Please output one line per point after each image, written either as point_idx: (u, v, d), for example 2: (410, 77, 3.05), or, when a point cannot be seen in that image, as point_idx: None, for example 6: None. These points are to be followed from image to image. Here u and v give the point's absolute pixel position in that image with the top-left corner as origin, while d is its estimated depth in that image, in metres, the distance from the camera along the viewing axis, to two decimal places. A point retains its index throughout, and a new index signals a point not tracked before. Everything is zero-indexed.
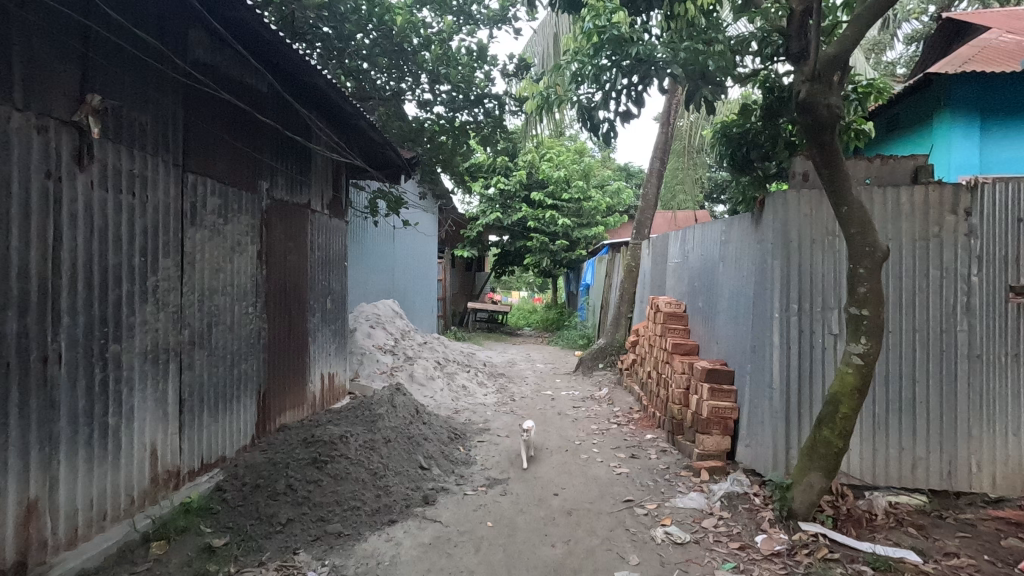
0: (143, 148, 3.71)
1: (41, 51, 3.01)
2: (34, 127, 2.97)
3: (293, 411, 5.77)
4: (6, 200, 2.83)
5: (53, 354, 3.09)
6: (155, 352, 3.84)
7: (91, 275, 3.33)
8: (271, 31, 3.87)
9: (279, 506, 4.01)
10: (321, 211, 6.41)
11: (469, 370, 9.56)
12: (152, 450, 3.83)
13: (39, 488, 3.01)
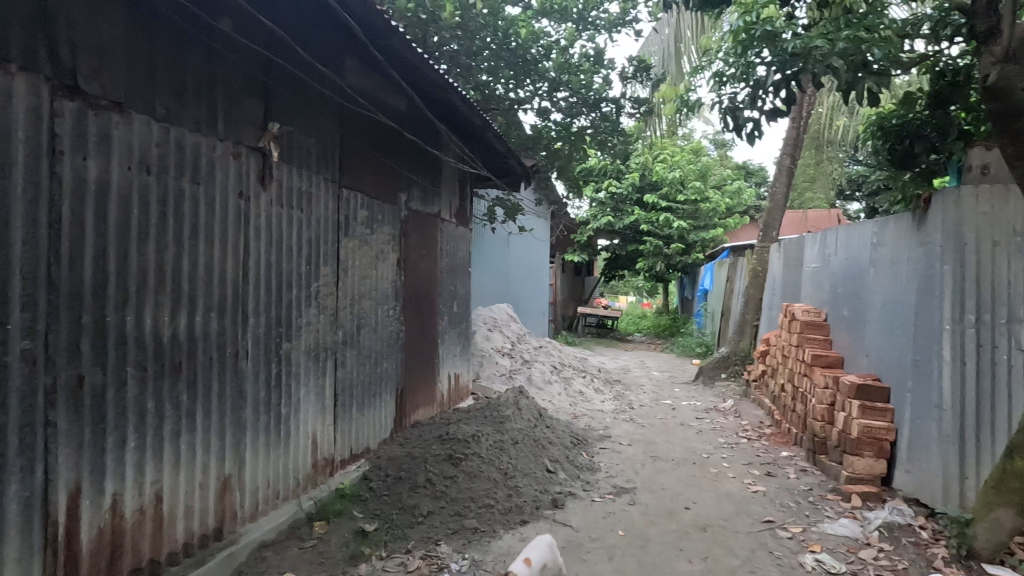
0: (309, 167, 4.16)
1: (237, 89, 3.49)
2: (232, 154, 3.44)
3: (424, 409, 6.13)
4: (212, 218, 3.31)
5: (242, 350, 3.56)
6: (316, 350, 4.28)
7: (270, 281, 3.79)
8: (418, 55, 4.16)
9: (419, 498, 4.26)
10: (449, 219, 6.74)
11: (585, 376, 9.53)
12: (313, 439, 4.26)
13: (231, 466, 3.49)
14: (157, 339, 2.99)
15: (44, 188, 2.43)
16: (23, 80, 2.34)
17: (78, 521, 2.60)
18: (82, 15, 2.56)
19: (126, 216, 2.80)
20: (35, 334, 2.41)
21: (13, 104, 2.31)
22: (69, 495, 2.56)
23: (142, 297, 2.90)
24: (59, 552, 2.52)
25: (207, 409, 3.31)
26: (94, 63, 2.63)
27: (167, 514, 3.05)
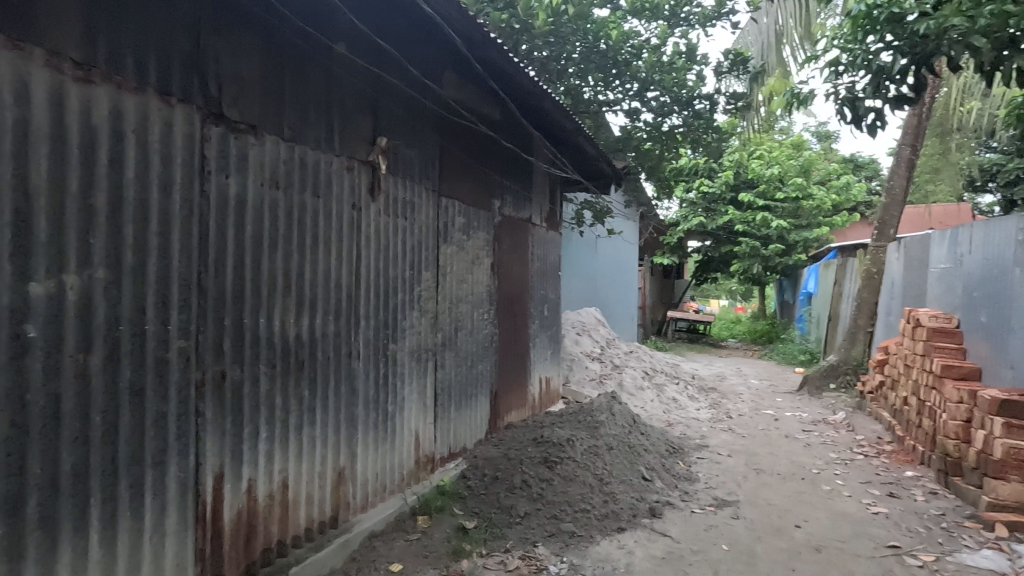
0: (412, 178, 4.39)
1: (350, 107, 3.75)
2: (346, 168, 3.71)
3: (517, 411, 6.23)
4: (329, 228, 3.58)
5: (355, 351, 3.81)
6: (418, 352, 4.48)
7: (378, 286, 4.03)
8: (515, 64, 4.25)
9: (516, 499, 4.32)
10: (540, 224, 6.81)
11: (677, 383, 9.21)
12: (415, 436, 4.46)
13: (345, 459, 3.74)
14: (284, 339, 3.27)
15: (196, 205, 2.75)
16: (181, 110, 2.66)
17: (222, 502, 2.91)
18: (225, 50, 2.87)
19: (259, 228, 3.10)
20: (189, 333, 2.73)
21: (173, 132, 2.63)
22: (214, 478, 2.88)
23: (271, 301, 3.19)
24: (207, 528, 2.84)
25: (325, 405, 3.57)
26: (235, 91, 2.94)
27: (292, 499, 3.33)
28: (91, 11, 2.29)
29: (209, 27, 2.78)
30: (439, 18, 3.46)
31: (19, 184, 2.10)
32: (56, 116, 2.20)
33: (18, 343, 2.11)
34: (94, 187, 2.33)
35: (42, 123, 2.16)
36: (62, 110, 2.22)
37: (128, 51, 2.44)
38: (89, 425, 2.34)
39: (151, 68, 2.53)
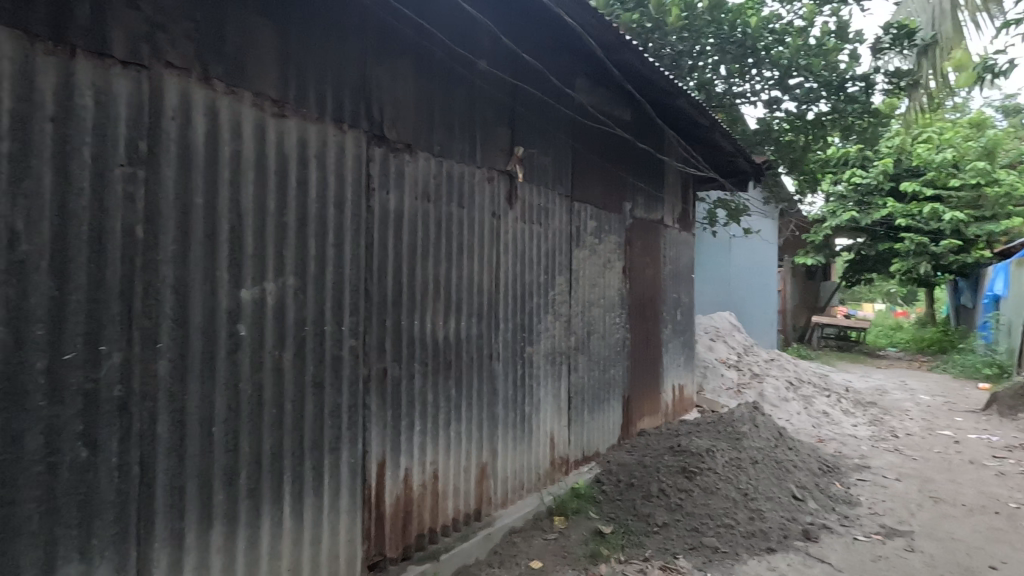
0: (547, 184, 4.50)
1: (492, 120, 3.96)
2: (487, 179, 3.91)
3: (650, 418, 6.08)
4: (472, 236, 3.80)
5: (495, 352, 3.99)
6: (553, 355, 4.57)
7: (516, 290, 4.19)
8: (650, 64, 4.21)
9: (654, 508, 4.22)
10: (672, 225, 6.59)
11: (829, 395, 8.36)
12: (550, 437, 4.55)
13: (487, 456, 3.93)
14: (435, 341, 3.54)
15: (363, 219, 3.08)
16: (350, 135, 3.00)
17: (384, 487, 3.21)
18: (386, 78, 3.19)
19: (414, 238, 3.38)
20: (357, 333, 3.07)
21: (345, 155, 2.98)
22: (378, 465, 3.18)
23: (424, 304, 3.47)
24: (372, 510, 3.15)
25: (470, 402, 3.79)
26: (394, 114, 3.24)
27: (441, 491, 3.57)
28: (284, 56, 2.69)
29: (373, 59, 3.11)
30: (578, 26, 3.54)
31: (235, 206, 2.52)
32: (259, 147, 2.60)
33: (233, 340, 2.52)
34: (286, 206, 2.72)
35: (250, 154, 2.56)
36: (263, 142, 2.62)
37: (311, 88, 2.81)
38: (282, 411, 2.72)
39: (328, 100, 2.89)
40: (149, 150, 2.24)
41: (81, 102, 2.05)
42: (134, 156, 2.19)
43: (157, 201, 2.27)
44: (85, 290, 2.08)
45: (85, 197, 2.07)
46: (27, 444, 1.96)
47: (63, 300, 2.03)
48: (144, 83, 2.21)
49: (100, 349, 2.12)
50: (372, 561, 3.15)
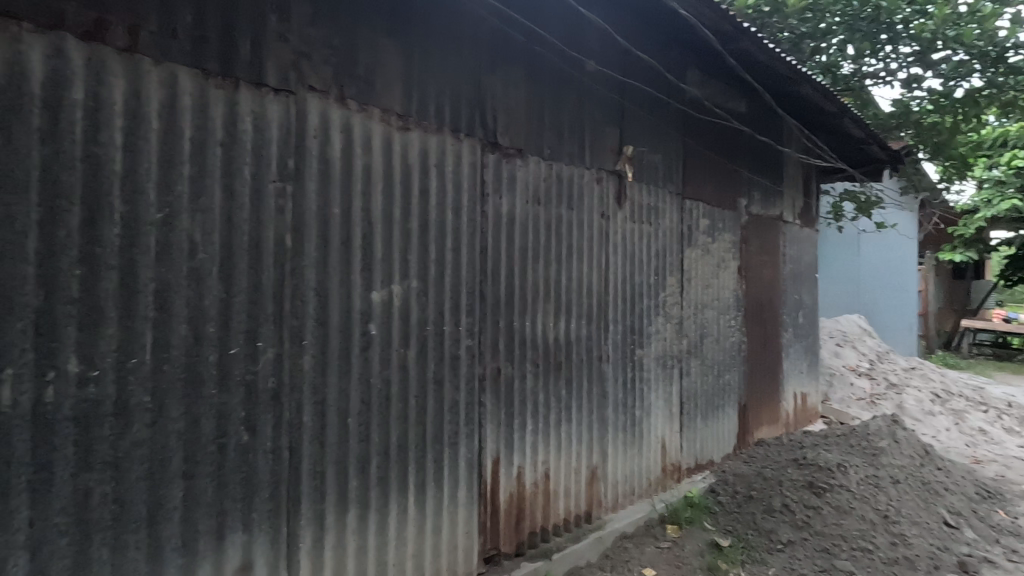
0: (657, 183, 4.38)
1: (601, 120, 3.93)
2: (596, 179, 3.89)
3: (769, 428, 5.70)
4: (582, 237, 3.80)
5: (604, 354, 3.95)
6: (664, 358, 4.43)
7: (625, 291, 4.12)
8: (770, 50, 3.96)
9: (777, 523, 3.97)
10: (793, 222, 6.13)
11: (986, 411, 7.32)
12: (662, 443, 4.42)
13: (597, 458, 3.91)
14: (545, 342, 3.58)
15: (478, 223, 3.20)
16: (467, 143, 3.14)
17: (498, 484, 3.32)
18: (499, 86, 3.29)
19: (526, 240, 3.46)
20: (474, 333, 3.19)
21: (462, 162, 3.12)
22: (492, 461, 3.29)
23: (535, 306, 3.52)
24: (488, 505, 3.26)
25: (580, 404, 3.79)
26: (507, 120, 3.33)
27: (553, 491, 3.62)
28: (408, 72, 2.88)
29: (487, 68, 3.22)
30: (692, 17, 3.43)
31: (366, 215, 2.73)
32: (386, 159, 2.80)
33: (365, 338, 2.74)
34: (409, 213, 2.90)
35: (378, 166, 2.77)
36: (390, 154, 2.81)
37: (432, 101, 2.98)
38: (407, 406, 2.90)
39: (446, 111, 3.05)
40: (295, 167, 2.50)
41: (243, 127, 2.34)
42: (284, 173, 2.46)
43: (303, 212, 2.52)
44: (247, 293, 2.37)
45: (246, 211, 2.36)
46: (203, 426, 2.27)
47: (229, 301, 2.32)
48: (291, 106, 2.47)
49: (257, 345, 2.40)
50: (488, 555, 3.26)
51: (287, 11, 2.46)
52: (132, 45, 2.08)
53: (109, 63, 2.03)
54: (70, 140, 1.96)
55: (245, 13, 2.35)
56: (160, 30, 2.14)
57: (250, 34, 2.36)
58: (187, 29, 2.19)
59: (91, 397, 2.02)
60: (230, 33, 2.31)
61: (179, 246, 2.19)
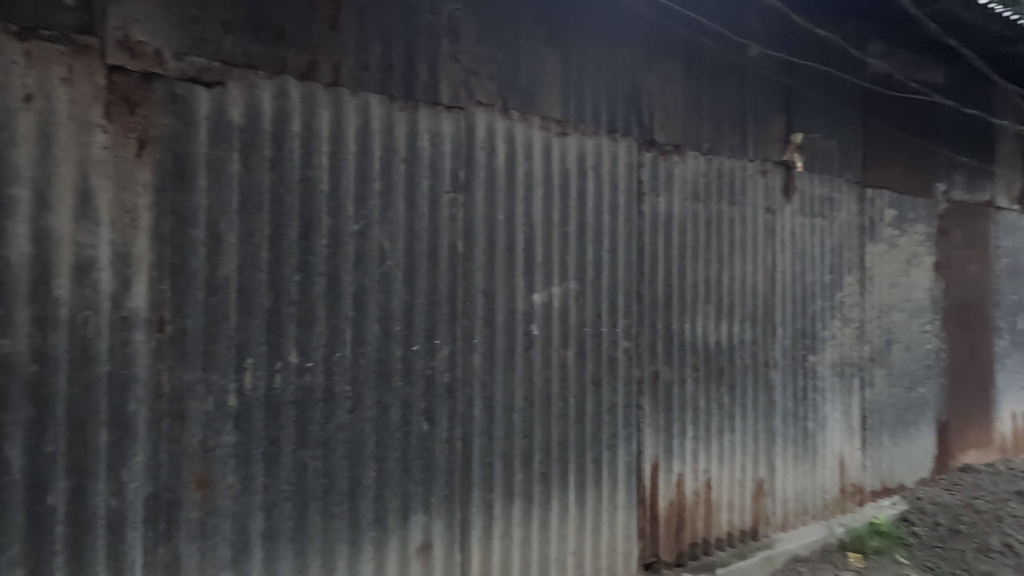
0: (832, 171, 3.96)
1: (765, 108, 3.66)
2: (760, 172, 3.63)
3: (977, 452, 4.84)
4: (744, 235, 3.57)
5: (772, 359, 3.66)
6: (841, 366, 3.98)
7: (795, 292, 3.78)
8: (981, 9, 3.39)
9: (996, 566, 3.59)
10: (1009, 208, 5.14)
11: None
12: (840, 460, 3.97)
13: (765, 471, 3.64)
14: (706, 345, 3.42)
15: (635, 224, 3.17)
16: (623, 143, 3.12)
17: (657, 490, 3.25)
18: (655, 82, 3.22)
19: (684, 239, 3.34)
20: (631, 335, 3.16)
21: (618, 163, 3.11)
22: (651, 467, 3.23)
23: (695, 307, 3.38)
24: (647, 510, 3.21)
25: (744, 413, 3.55)
26: (663, 117, 3.25)
27: (716, 503, 3.45)
28: (565, 78, 2.94)
29: (643, 65, 3.17)
30: None
31: (528, 220, 2.85)
32: (546, 165, 2.89)
33: (528, 338, 2.86)
34: (568, 216, 2.96)
35: (539, 172, 2.87)
36: (549, 159, 2.90)
37: (588, 104, 3.01)
38: (567, 405, 2.97)
39: (603, 113, 3.05)
40: (465, 177, 2.68)
41: (421, 144, 2.58)
42: (455, 183, 2.66)
43: (472, 220, 2.70)
44: (426, 295, 2.60)
45: (424, 220, 2.59)
46: (391, 414, 2.53)
47: (411, 302, 2.57)
48: (462, 121, 2.67)
49: (434, 343, 2.62)
50: (648, 561, 3.21)
51: (458, 33, 2.66)
52: (335, 80, 2.39)
53: (318, 98, 2.36)
54: (290, 166, 2.32)
55: (424, 41, 2.58)
56: (356, 64, 2.44)
57: (427, 58, 2.59)
58: (376, 61, 2.48)
59: (307, 384, 2.36)
60: (411, 60, 2.56)
61: (371, 253, 2.48)
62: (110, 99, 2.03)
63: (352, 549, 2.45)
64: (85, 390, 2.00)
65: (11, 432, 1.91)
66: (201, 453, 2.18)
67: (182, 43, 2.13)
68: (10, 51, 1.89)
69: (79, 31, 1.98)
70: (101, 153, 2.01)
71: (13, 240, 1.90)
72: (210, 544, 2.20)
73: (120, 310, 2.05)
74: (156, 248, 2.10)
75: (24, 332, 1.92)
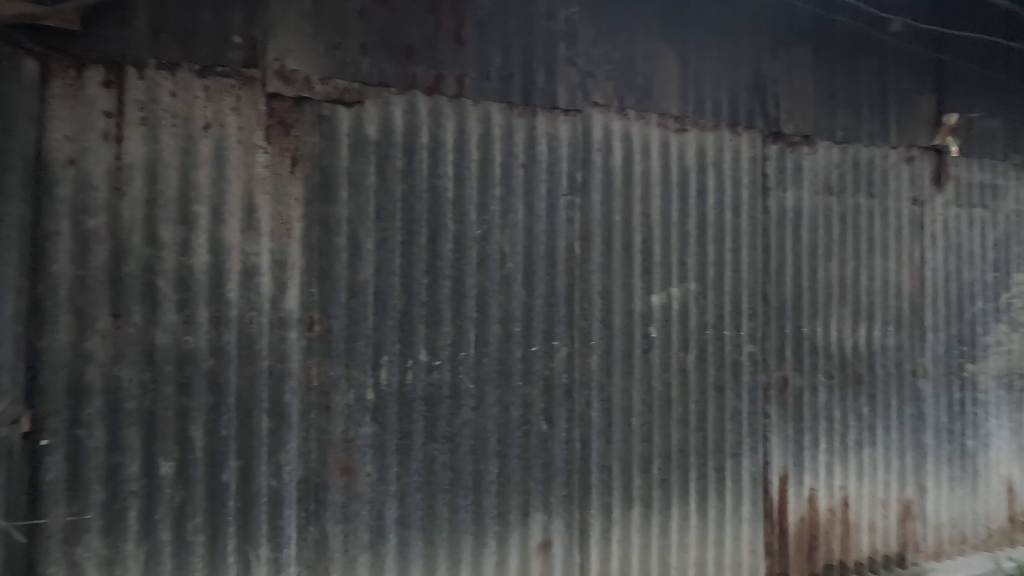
0: (994, 154, 3.48)
1: (910, 89, 3.30)
2: (905, 159, 3.28)
3: None
4: (887, 230, 3.24)
5: (921, 367, 3.29)
6: (1009, 376, 3.48)
7: (949, 292, 3.36)
8: None
9: None
10: None
11: None
12: (1008, 484, 3.48)
13: (913, 492, 3.28)
14: (842, 350, 3.15)
15: (760, 221, 2.99)
16: (746, 137, 2.96)
17: (787, 504, 3.04)
18: (781, 70, 3.02)
19: (815, 236, 3.10)
20: (756, 338, 2.99)
21: (741, 158, 2.96)
22: (780, 479, 3.03)
23: (828, 309, 3.12)
24: (775, 525, 3.02)
25: (887, 425, 3.22)
26: (791, 106, 3.04)
27: (854, 522, 3.16)
28: (684, 73, 2.85)
29: (767, 53, 2.99)
30: None
31: (646, 220, 2.80)
32: (664, 163, 2.82)
33: (646, 340, 2.80)
34: (687, 215, 2.86)
35: (656, 170, 2.81)
36: (667, 157, 2.83)
37: (708, 97, 2.89)
38: (687, 410, 2.87)
39: (724, 106, 2.92)
40: (583, 179, 2.69)
41: (539, 149, 2.63)
42: (573, 186, 2.68)
43: (589, 221, 2.71)
44: (544, 297, 2.64)
45: (543, 224, 2.64)
46: (512, 413, 2.60)
47: (530, 304, 2.62)
48: (578, 124, 2.68)
49: (553, 344, 2.66)
50: None
51: (574, 36, 2.67)
52: (459, 92, 2.51)
53: (444, 110, 2.49)
54: (419, 175, 2.46)
55: (541, 47, 2.63)
56: (478, 75, 2.53)
57: (544, 64, 2.63)
58: (497, 71, 2.56)
59: (434, 381, 2.49)
60: (529, 67, 2.61)
61: (493, 257, 2.56)
62: (269, 123, 2.28)
63: (476, 541, 2.55)
64: (251, 381, 2.26)
65: (194, 416, 2.20)
66: (344, 442, 2.38)
67: (327, 68, 2.35)
68: (193, 87, 2.19)
69: (245, 65, 2.25)
70: (262, 172, 2.27)
71: (196, 250, 2.19)
72: (352, 526, 2.39)
73: (278, 311, 2.29)
74: (307, 255, 2.32)
75: (205, 330, 2.21)
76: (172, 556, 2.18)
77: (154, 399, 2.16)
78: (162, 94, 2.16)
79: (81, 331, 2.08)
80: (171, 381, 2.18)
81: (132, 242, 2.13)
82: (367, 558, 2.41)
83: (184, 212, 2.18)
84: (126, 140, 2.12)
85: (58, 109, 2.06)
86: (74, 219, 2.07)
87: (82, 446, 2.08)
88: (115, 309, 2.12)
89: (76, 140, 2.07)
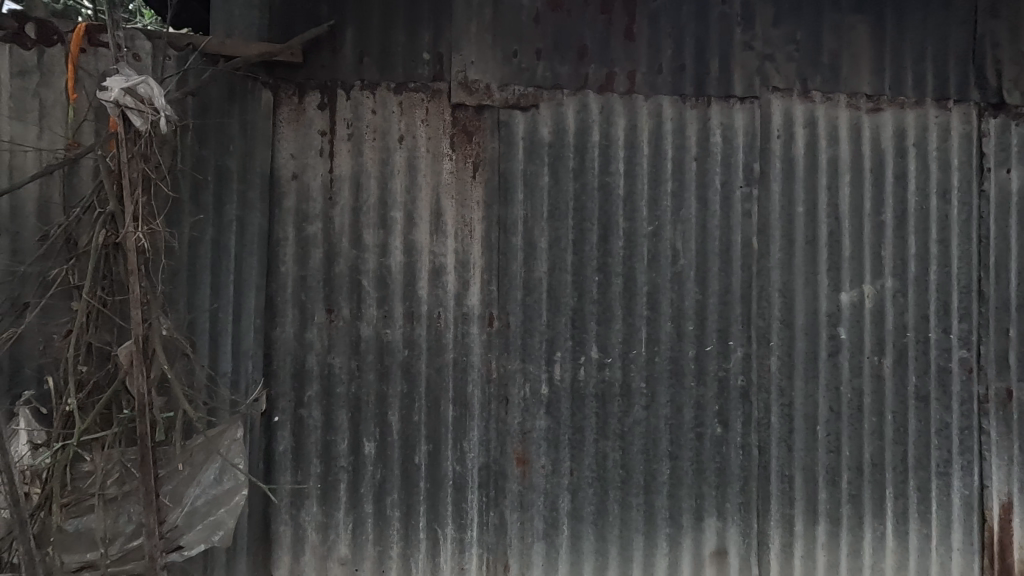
0: None
1: None
2: None
3: None
4: None
5: None
6: None
7: None
8: None
9: None
10: None
11: None
12: None
13: None
14: None
15: (976, 207, 2.60)
16: (958, 112, 2.59)
17: (1010, 537, 2.61)
18: (1004, 31, 2.59)
19: None
20: (971, 343, 2.60)
21: (951, 135, 2.59)
22: (1001, 506, 2.61)
23: None
24: (995, 559, 2.60)
25: None
26: (1017, 72, 2.60)
27: None
28: (880, 45, 2.56)
29: (986, 13, 2.59)
30: None
31: (833, 210, 2.56)
32: (855, 148, 2.56)
33: (834, 342, 2.57)
34: (882, 204, 2.57)
35: (846, 156, 2.56)
36: (859, 140, 2.56)
37: (909, 70, 2.57)
38: (883, 421, 2.58)
39: (929, 78, 2.58)
40: (761, 171, 2.54)
41: (713, 140, 2.52)
42: (749, 177, 2.53)
43: (768, 214, 2.54)
44: (718, 295, 2.53)
45: (717, 219, 2.53)
46: (684, 414, 2.53)
47: (704, 302, 2.53)
48: (756, 111, 2.53)
49: (728, 344, 2.54)
50: None
51: (752, 19, 2.53)
52: (630, 88, 2.49)
53: (615, 108, 2.49)
54: (591, 174, 2.48)
55: (716, 34, 2.52)
56: (649, 69, 2.50)
57: (720, 52, 2.52)
58: (668, 63, 2.50)
59: (607, 379, 2.50)
60: (703, 57, 2.52)
61: (664, 253, 2.51)
62: (454, 132, 2.44)
63: (648, 543, 2.51)
64: (438, 371, 2.44)
65: (392, 402, 2.43)
66: (520, 434, 2.48)
67: (505, 75, 2.45)
68: (390, 104, 2.42)
69: (433, 79, 2.44)
70: (449, 177, 2.44)
71: (393, 251, 2.42)
72: (529, 515, 2.49)
73: (462, 308, 2.45)
74: (486, 255, 2.45)
75: (400, 324, 2.43)
76: (374, 526, 2.42)
77: (359, 385, 2.42)
78: (365, 111, 2.41)
79: (303, 323, 2.40)
80: (373, 370, 2.42)
81: (342, 246, 2.40)
82: (543, 547, 2.49)
83: (383, 218, 2.42)
84: (336, 155, 2.40)
85: (285, 132, 2.40)
86: (298, 226, 2.39)
87: (305, 423, 2.40)
88: (329, 305, 2.41)
89: (298, 158, 2.39)
